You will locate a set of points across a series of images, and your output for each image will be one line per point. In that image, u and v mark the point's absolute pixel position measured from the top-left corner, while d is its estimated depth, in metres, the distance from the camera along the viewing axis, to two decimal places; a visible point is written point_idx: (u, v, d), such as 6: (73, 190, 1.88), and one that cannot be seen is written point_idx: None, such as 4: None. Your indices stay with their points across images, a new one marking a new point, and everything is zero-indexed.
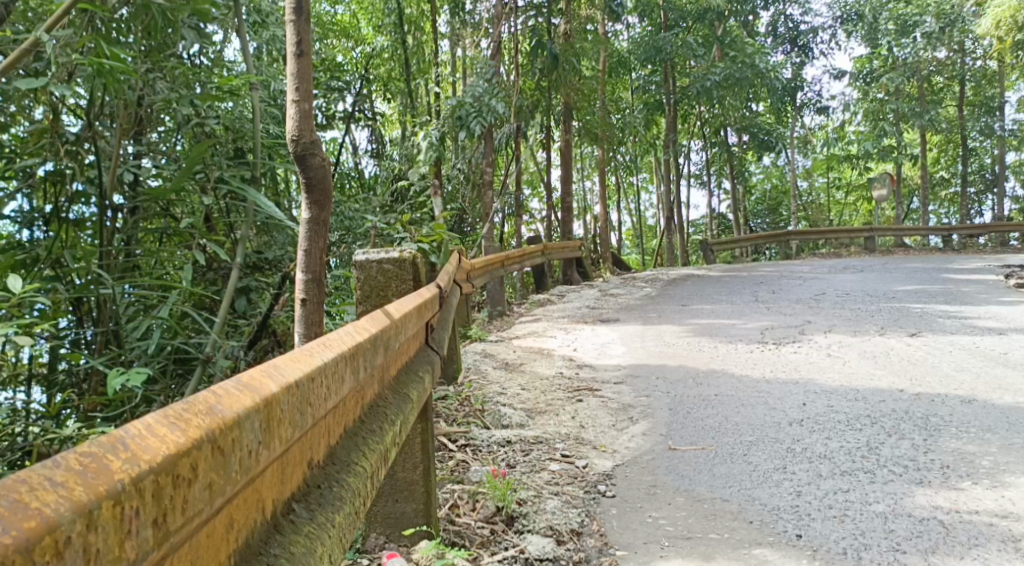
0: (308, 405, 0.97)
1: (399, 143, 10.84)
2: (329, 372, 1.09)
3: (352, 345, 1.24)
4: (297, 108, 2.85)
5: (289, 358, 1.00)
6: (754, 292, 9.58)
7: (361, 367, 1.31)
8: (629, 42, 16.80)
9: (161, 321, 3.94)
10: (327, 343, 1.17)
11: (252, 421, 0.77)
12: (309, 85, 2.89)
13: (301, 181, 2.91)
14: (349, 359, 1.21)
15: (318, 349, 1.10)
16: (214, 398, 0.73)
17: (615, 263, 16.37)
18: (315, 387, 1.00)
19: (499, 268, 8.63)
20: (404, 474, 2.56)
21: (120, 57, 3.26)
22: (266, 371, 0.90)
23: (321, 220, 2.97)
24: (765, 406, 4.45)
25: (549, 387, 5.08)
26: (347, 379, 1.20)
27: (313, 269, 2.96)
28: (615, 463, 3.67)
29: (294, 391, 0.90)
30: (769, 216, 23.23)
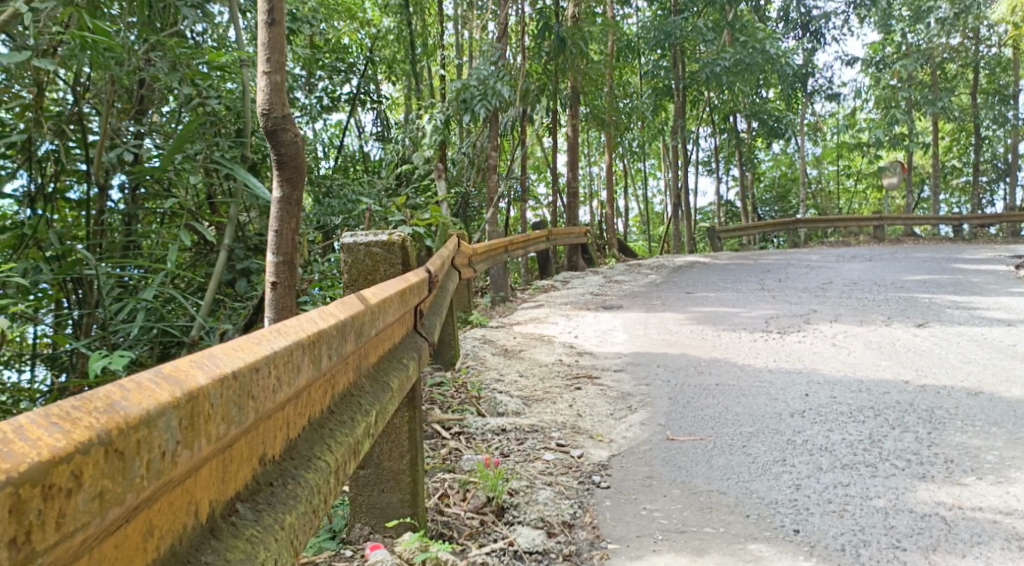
0: (253, 398, 0.89)
1: (403, 126, 10.69)
2: (282, 361, 1.01)
3: (314, 333, 1.16)
4: (269, 82, 2.74)
5: (232, 346, 0.92)
6: (761, 281, 9.46)
7: (324, 355, 1.22)
8: (638, 26, 16.60)
9: (146, 303, 3.92)
10: (281, 332, 1.08)
11: (169, 418, 0.68)
12: (284, 58, 2.79)
13: (273, 159, 2.82)
14: (308, 347, 1.12)
15: (269, 338, 1.02)
16: (119, 392, 0.65)
17: (621, 249, 16.26)
18: (259, 378, 0.91)
19: (501, 254, 8.55)
20: (389, 464, 2.50)
21: (102, 29, 3.33)
22: (200, 361, 0.82)
23: (294, 201, 2.88)
24: (767, 397, 4.36)
25: (548, 374, 5.01)
26: (307, 369, 1.12)
27: (284, 251, 2.89)
28: (611, 453, 3.59)
29: (230, 383, 0.82)
30: (778, 205, 23.03)
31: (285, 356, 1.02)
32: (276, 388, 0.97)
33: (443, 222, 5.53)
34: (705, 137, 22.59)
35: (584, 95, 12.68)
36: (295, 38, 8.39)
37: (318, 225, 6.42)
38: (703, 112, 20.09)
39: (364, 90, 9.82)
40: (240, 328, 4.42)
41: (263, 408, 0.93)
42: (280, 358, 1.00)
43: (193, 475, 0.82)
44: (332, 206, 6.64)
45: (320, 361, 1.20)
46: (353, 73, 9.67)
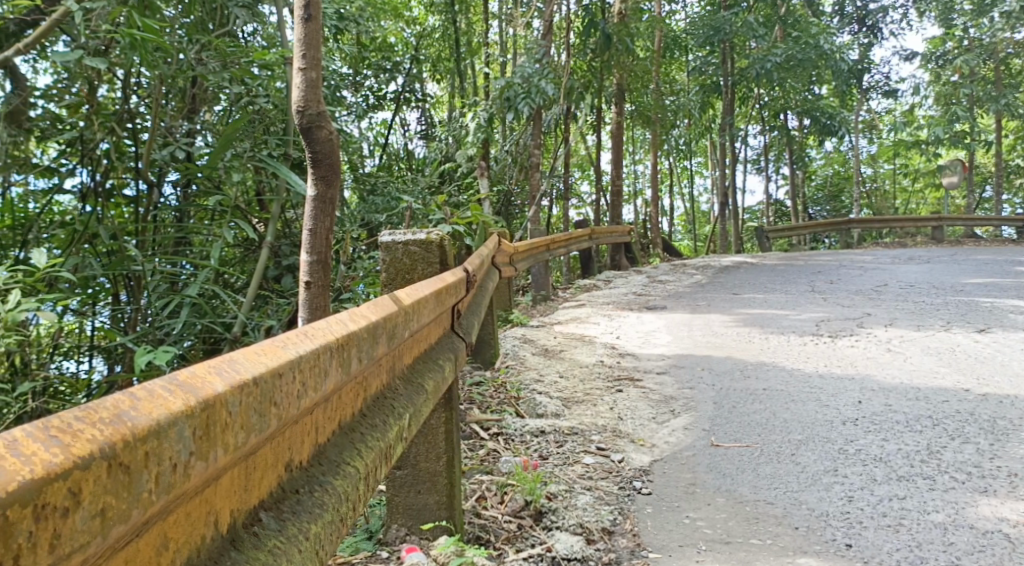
0: (276, 405, 0.86)
1: (447, 124, 10.65)
2: (309, 364, 0.98)
3: (343, 336, 1.13)
4: (303, 77, 2.72)
5: (255, 349, 0.89)
6: (811, 282, 9.23)
7: (354, 358, 1.19)
8: (686, 22, 16.36)
9: (190, 300, 3.98)
10: (309, 334, 1.05)
11: (182, 428, 0.66)
12: (320, 54, 2.78)
13: (308, 156, 2.81)
14: (336, 350, 1.09)
15: (294, 341, 0.99)
16: (127, 401, 0.62)
17: (666, 248, 16.07)
18: (283, 384, 0.88)
19: (543, 253, 8.48)
20: (426, 465, 2.47)
21: (151, 28, 3.46)
22: (219, 367, 0.79)
23: (328, 198, 2.87)
24: (816, 403, 4.23)
25: (589, 376, 4.94)
26: (335, 374, 1.09)
27: (318, 250, 2.88)
28: (652, 458, 3.52)
29: (251, 390, 0.79)
30: (829, 204, 22.49)
31: (312, 360, 0.99)
32: (301, 394, 0.95)
33: (485, 221, 5.49)
34: (754, 135, 22.20)
35: (630, 92, 12.54)
36: (342, 36, 8.46)
37: (362, 223, 6.45)
38: (752, 110, 19.72)
39: (409, 88, 9.85)
40: (282, 324, 4.45)
41: (287, 415, 0.90)
42: (306, 363, 0.97)
43: (212, 484, 0.79)
44: (376, 204, 6.66)
45: (349, 364, 1.17)
46: (399, 71, 9.72)
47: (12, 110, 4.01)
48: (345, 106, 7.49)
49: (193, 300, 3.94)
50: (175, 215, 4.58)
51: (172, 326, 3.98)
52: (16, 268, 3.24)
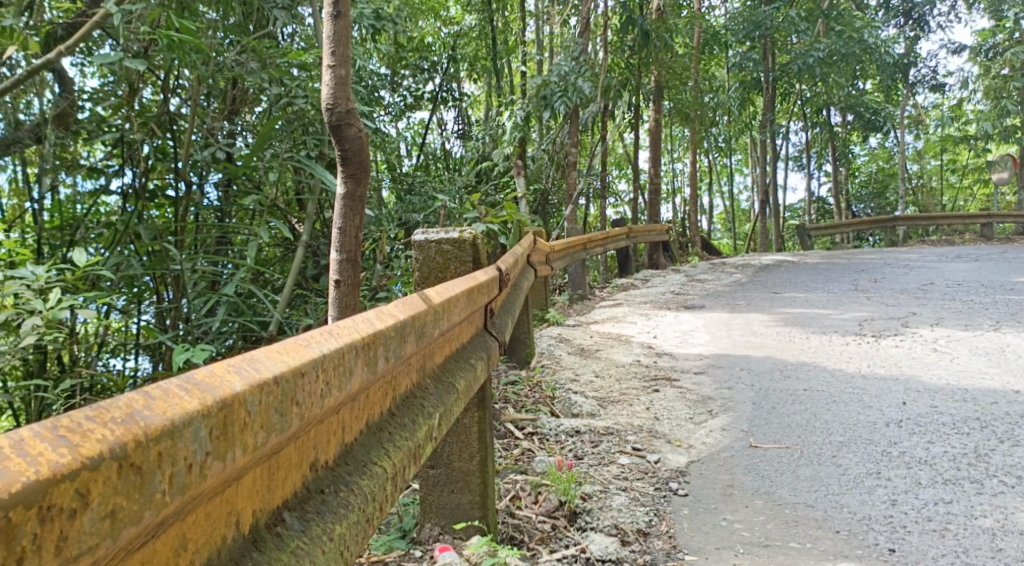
0: (298, 403, 0.86)
1: (483, 123, 10.66)
2: (333, 363, 0.98)
3: (369, 334, 1.13)
4: (333, 75, 2.74)
5: (276, 348, 0.89)
6: (855, 281, 9.03)
7: (380, 358, 1.18)
8: (726, 17, 16.18)
9: (228, 298, 4.03)
10: (333, 333, 1.05)
11: (197, 428, 0.67)
12: (349, 52, 2.79)
13: (338, 154, 2.82)
14: (361, 349, 1.09)
15: (318, 340, 0.99)
16: (141, 400, 0.63)
17: (706, 247, 15.87)
18: (305, 383, 0.88)
19: (580, 251, 8.45)
20: (459, 464, 2.47)
21: (189, 29, 3.54)
22: (239, 366, 0.80)
23: (357, 197, 2.87)
24: (859, 404, 4.13)
25: (625, 375, 4.90)
26: (362, 373, 1.09)
27: (348, 248, 2.89)
28: (689, 459, 3.46)
29: (271, 389, 0.80)
30: (874, 201, 21.99)
31: (337, 358, 0.99)
32: (325, 393, 0.95)
33: (519, 219, 5.47)
34: (796, 132, 21.84)
35: (668, 89, 12.42)
36: (380, 37, 8.55)
37: (400, 222, 6.49)
38: (793, 106, 19.40)
39: (446, 88, 9.91)
40: (317, 322, 4.48)
41: (310, 414, 0.90)
42: (330, 361, 0.97)
43: (234, 483, 0.79)
44: (413, 203, 6.72)
45: (376, 363, 1.16)
46: (436, 71, 9.78)
47: (58, 112, 4.16)
48: (382, 107, 7.53)
49: (231, 298, 4.00)
50: (215, 214, 4.66)
51: (209, 324, 4.03)
52: (57, 267, 3.32)
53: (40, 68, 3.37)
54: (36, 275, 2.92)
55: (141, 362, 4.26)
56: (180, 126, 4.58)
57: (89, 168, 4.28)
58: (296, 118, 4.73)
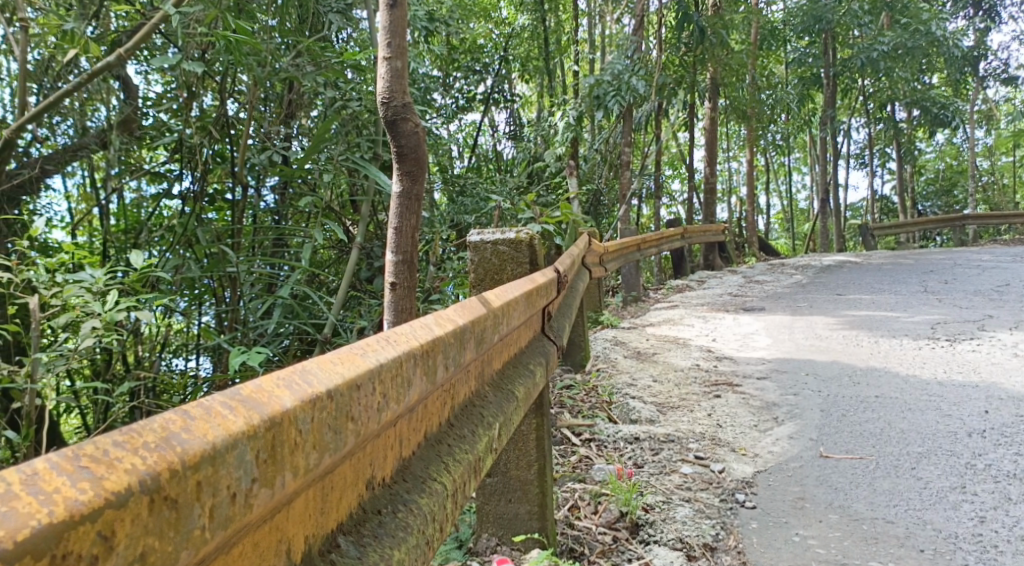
0: (354, 418, 0.79)
1: (535, 124, 10.53)
2: (393, 372, 0.90)
3: (429, 341, 1.05)
4: (389, 68, 2.68)
5: (331, 358, 0.83)
6: (924, 282, 8.66)
7: (441, 366, 1.10)
8: (784, 12, 15.77)
9: (282, 302, 4.01)
10: (391, 340, 0.97)
11: (242, 450, 0.64)
12: (406, 44, 2.72)
13: (394, 151, 2.76)
14: (419, 358, 1.00)
15: (377, 346, 0.92)
16: (179, 420, 0.62)
17: (763, 247, 15.50)
18: (364, 394, 0.82)
19: (634, 252, 8.29)
20: (517, 473, 2.38)
21: (245, 30, 3.55)
22: (291, 379, 0.74)
23: (413, 195, 2.80)
24: (936, 413, 3.91)
25: (684, 380, 4.74)
26: (420, 383, 1.01)
27: (404, 249, 2.82)
28: (755, 469, 3.31)
29: (325, 403, 0.74)
30: (940, 199, 21.19)
31: (397, 367, 0.92)
32: (384, 406, 0.87)
33: (574, 219, 5.35)
34: (857, 128, 21.19)
35: (725, 87, 12.12)
36: (432, 39, 8.56)
37: (453, 223, 6.44)
38: (855, 101, 18.81)
39: (498, 89, 9.86)
40: (373, 324, 4.45)
41: (368, 430, 0.83)
42: (389, 369, 0.89)
43: (285, 508, 0.72)
44: (465, 204, 6.67)
45: (436, 372, 1.08)
46: (487, 72, 9.74)
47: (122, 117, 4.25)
48: (434, 108, 7.51)
49: (285, 301, 3.98)
50: (272, 217, 4.68)
51: (265, 327, 4.02)
52: (116, 269, 3.33)
53: (100, 72, 3.41)
54: (95, 277, 2.92)
55: (202, 362, 4.28)
56: (238, 130, 4.61)
57: (150, 172, 4.34)
58: (350, 118, 4.70)
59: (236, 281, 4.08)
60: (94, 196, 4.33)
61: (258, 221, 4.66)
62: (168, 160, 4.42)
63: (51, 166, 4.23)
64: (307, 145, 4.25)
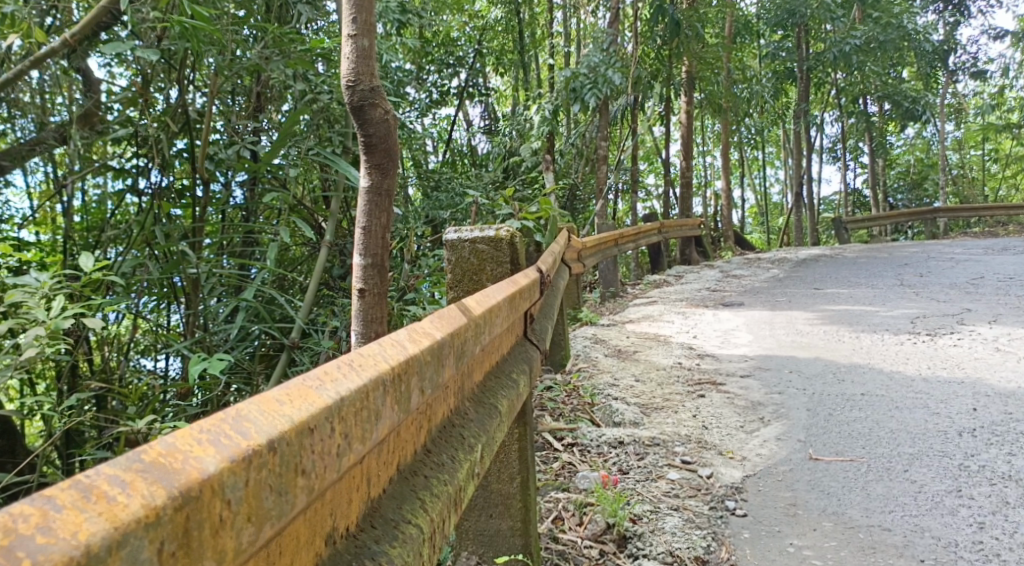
0: (300, 470, 0.69)
1: (510, 118, 10.35)
2: (361, 404, 0.78)
3: (409, 359, 0.91)
4: (354, 47, 2.49)
5: (275, 396, 0.72)
6: (899, 275, 8.64)
7: (418, 387, 0.95)
8: (758, 6, 15.75)
9: (246, 304, 3.78)
10: (355, 363, 0.83)
11: (136, 547, 0.53)
12: (372, 22, 2.55)
13: (361, 139, 2.57)
14: (392, 384, 0.86)
15: (331, 376, 0.79)
16: (36, 515, 0.51)
17: (738, 241, 15.50)
18: (311, 443, 0.70)
19: (611, 247, 8.17)
20: (499, 486, 2.24)
21: (202, 16, 3.33)
22: (220, 436, 0.64)
23: (382, 190, 2.63)
24: (924, 411, 3.83)
25: (667, 379, 4.62)
26: (395, 413, 0.87)
27: (372, 253, 2.65)
28: (744, 474, 3.19)
29: (262, 461, 0.64)
30: (910, 192, 21.36)
31: (367, 396, 0.79)
32: (346, 447, 0.76)
33: (552, 214, 5.19)
34: (831, 122, 21.30)
35: (699, 80, 12.05)
36: (405, 31, 8.42)
37: (428, 219, 6.25)
38: (828, 95, 18.93)
39: (472, 83, 9.74)
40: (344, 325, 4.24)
41: (323, 482, 0.72)
42: (354, 402, 0.77)
43: None
44: (440, 200, 6.54)
45: (417, 397, 0.94)
46: (462, 66, 9.65)
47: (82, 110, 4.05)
48: (407, 102, 7.35)
49: (249, 303, 3.74)
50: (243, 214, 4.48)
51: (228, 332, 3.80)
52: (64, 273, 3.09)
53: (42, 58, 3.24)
54: (41, 281, 2.68)
55: (171, 363, 4.09)
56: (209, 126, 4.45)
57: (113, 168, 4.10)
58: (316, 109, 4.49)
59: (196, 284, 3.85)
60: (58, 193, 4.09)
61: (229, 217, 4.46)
62: (132, 155, 4.18)
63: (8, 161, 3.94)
64: (275, 139, 4.04)
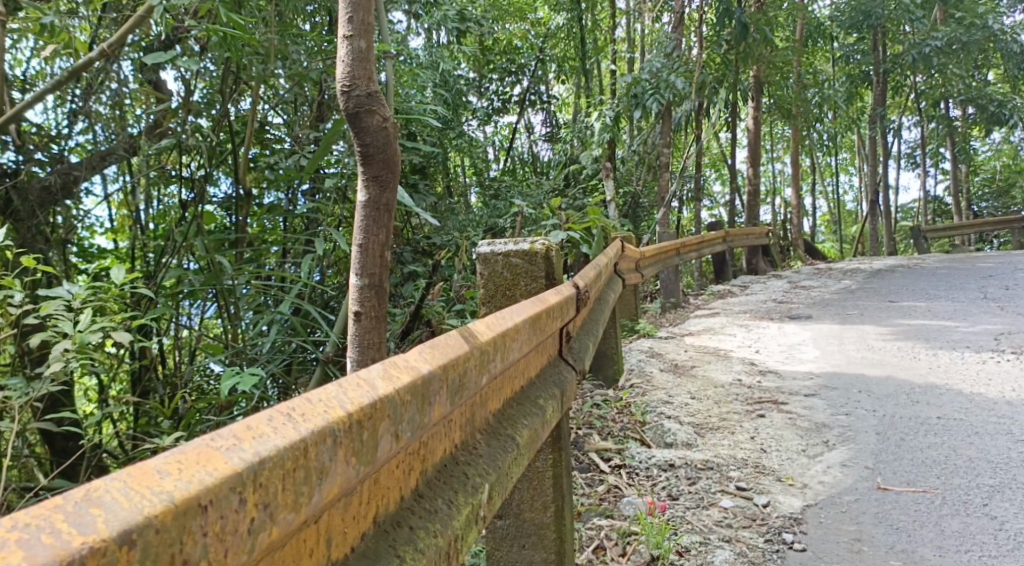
0: (179, 558, 0.65)
1: (572, 124, 10.21)
2: (283, 467, 0.76)
3: (366, 405, 0.88)
4: (349, 47, 2.12)
5: (160, 468, 0.69)
6: (982, 287, 8.13)
7: (376, 438, 0.89)
8: (831, 8, 15.19)
9: (281, 317, 3.74)
10: (290, 417, 0.81)
11: None
12: (370, 20, 2.18)
13: (357, 150, 2.19)
14: (334, 439, 0.82)
15: (244, 443, 0.75)
16: None
17: (808, 250, 14.96)
18: (188, 522, 0.66)
19: (673, 257, 7.95)
20: (531, 515, 2.11)
21: (238, 23, 3.28)
22: (44, 533, 0.59)
23: (382, 205, 2.23)
24: (1007, 438, 3.53)
25: (725, 397, 4.40)
26: (342, 468, 0.84)
27: (370, 271, 2.26)
28: (805, 504, 2.97)
29: (111, 554, 0.60)
30: (996, 200, 20.25)
31: (295, 455, 0.77)
32: (260, 519, 0.73)
33: (605, 223, 5.03)
34: (909, 127, 20.45)
35: (768, 84, 11.67)
36: (465, 41, 8.41)
37: (485, 228, 6.16)
38: (906, 99, 18.14)
39: (533, 91, 9.68)
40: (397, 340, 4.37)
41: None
42: (274, 466, 0.75)
43: None
44: (496, 209, 6.49)
45: (380, 446, 0.90)
46: (524, 74, 9.63)
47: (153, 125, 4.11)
48: (464, 112, 7.30)
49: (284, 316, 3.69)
50: (304, 221, 4.46)
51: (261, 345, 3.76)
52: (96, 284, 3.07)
53: (80, 69, 3.30)
54: (74, 292, 2.64)
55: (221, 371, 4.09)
56: (274, 136, 4.46)
57: (179, 178, 4.14)
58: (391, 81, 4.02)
59: (234, 296, 3.81)
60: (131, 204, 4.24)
61: (292, 226, 4.46)
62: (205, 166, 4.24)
63: (82, 172, 4.01)
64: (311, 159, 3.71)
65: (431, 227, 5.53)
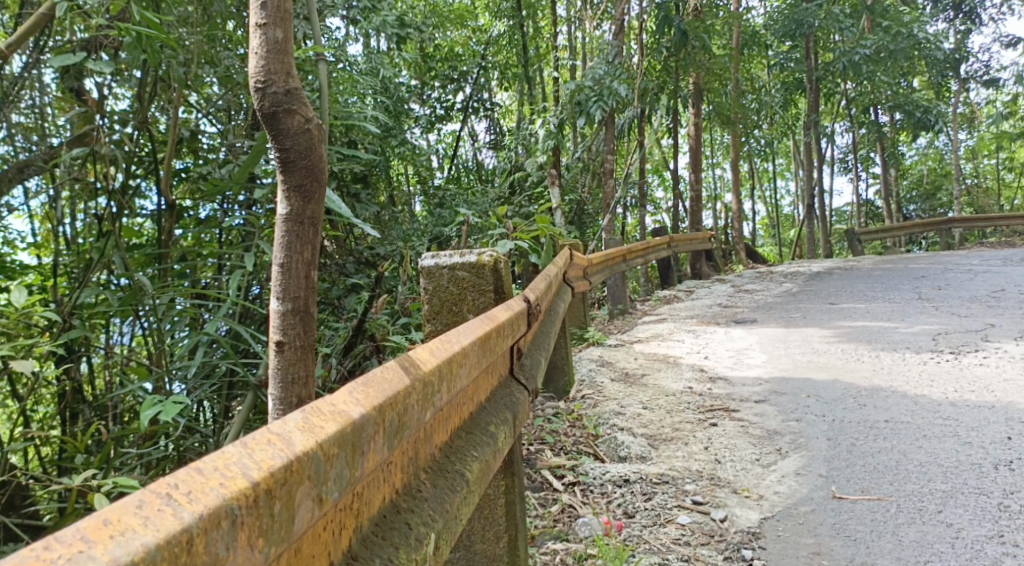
0: None
1: (515, 131, 10.11)
2: None
3: (274, 472, 0.78)
4: (264, 41, 1.94)
5: None
6: (917, 288, 8.31)
7: (278, 509, 0.78)
8: (766, 17, 15.45)
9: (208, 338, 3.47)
10: (166, 504, 0.70)
11: None
12: (288, 8, 2.00)
13: (276, 157, 1.98)
14: (220, 527, 0.71)
15: (98, 543, 0.64)
16: None
17: (749, 254, 15.19)
18: None
19: (621, 263, 7.93)
20: (484, 546, 1.98)
21: (153, 23, 3.04)
22: None
23: (306, 219, 2.04)
24: (954, 440, 3.53)
25: (676, 406, 4.33)
26: (243, 555, 0.74)
27: (293, 293, 2.06)
28: (762, 516, 2.90)
29: None
30: (924, 203, 20.96)
31: (172, 554, 0.66)
32: None
33: (552, 232, 4.92)
34: (842, 132, 21.01)
35: (708, 91, 11.78)
36: (404, 47, 8.24)
37: (429, 237, 6.01)
38: (838, 106, 18.62)
39: (476, 98, 9.54)
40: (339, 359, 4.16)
41: None
42: None
43: None
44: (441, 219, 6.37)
45: (293, 519, 0.80)
46: (466, 81, 9.50)
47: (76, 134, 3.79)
48: (406, 120, 7.12)
49: (210, 339, 3.43)
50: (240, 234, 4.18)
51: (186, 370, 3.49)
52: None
53: None
54: None
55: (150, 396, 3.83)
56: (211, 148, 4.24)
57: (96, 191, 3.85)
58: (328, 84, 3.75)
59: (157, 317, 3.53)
60: (52, 218, 3.96)
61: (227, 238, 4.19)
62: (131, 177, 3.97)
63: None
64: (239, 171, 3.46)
65: (373, 238, 5.34)
